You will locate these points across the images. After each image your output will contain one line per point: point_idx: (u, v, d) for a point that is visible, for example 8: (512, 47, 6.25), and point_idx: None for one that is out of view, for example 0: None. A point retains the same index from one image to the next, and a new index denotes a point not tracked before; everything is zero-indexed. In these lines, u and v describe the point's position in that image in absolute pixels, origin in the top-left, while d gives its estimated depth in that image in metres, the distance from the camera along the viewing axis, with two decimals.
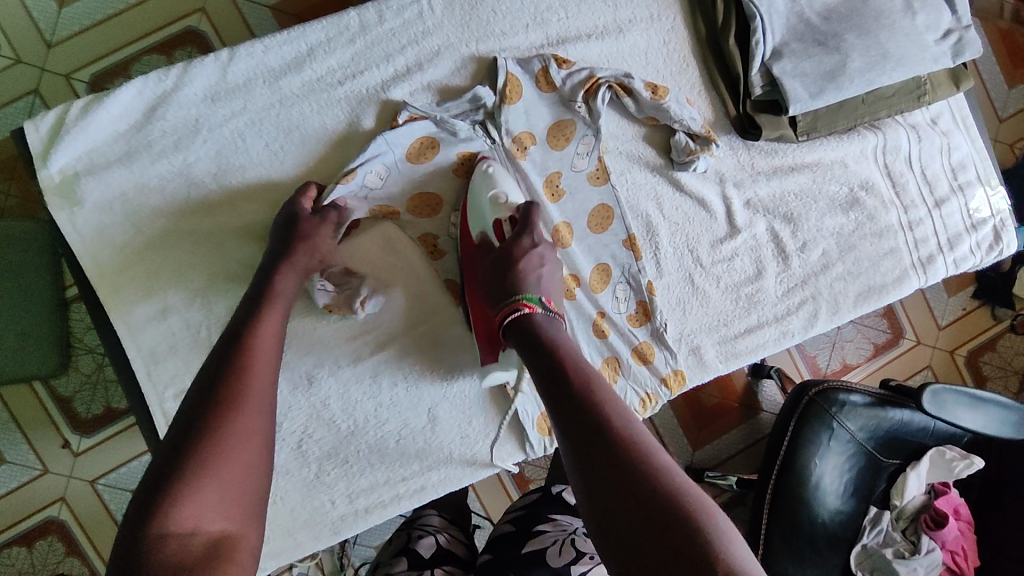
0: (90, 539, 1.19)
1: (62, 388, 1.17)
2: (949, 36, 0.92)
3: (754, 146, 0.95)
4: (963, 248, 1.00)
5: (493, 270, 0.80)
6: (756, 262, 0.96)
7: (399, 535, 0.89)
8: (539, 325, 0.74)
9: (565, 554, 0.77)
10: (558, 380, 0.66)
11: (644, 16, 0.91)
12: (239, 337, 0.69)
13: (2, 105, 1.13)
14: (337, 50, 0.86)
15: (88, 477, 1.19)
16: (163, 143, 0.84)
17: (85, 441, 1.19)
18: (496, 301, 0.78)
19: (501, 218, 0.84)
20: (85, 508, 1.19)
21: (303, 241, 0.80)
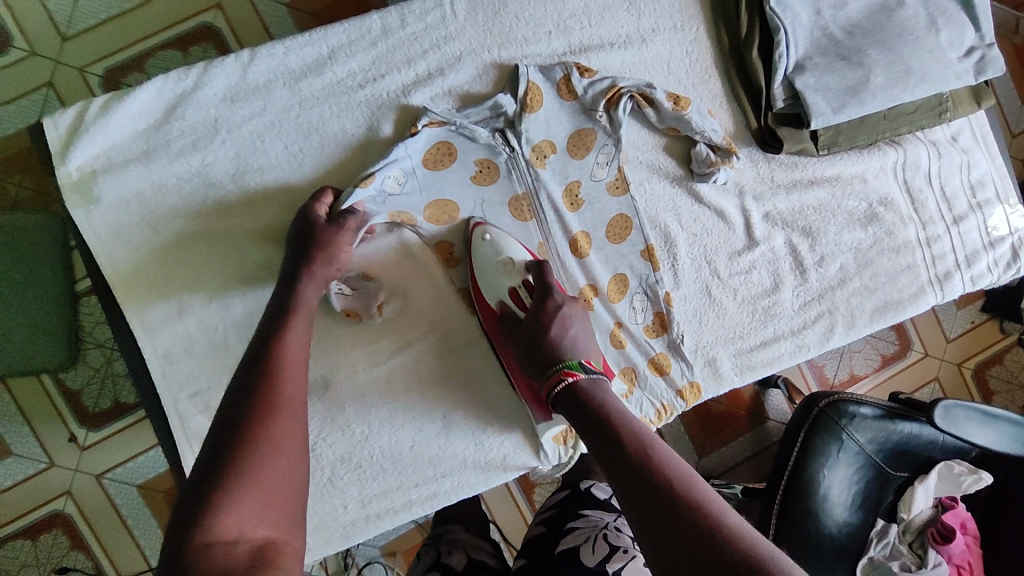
0: (97, 534, 1.20)
1: (71, 381, 1.17)
2: (972, 54, 0.91)
3: (775, 158, 0.95)
4: (980, 266, 1.00)
5: (530, 342, 0.80)
6: (773, 275, 0.96)
7: (427, 552, 0.88)
8: (587, 391, 0.73)
9: (599, 551, 0.75)
10: (612, 442, 0.64)
11: (666, 26, 0.91)
12: (267, 342, 0.70)
13: (17, 99, 1.13)
14: (359, 54, 0.86)
15: (94, 472, 1.19)
16: (182, 143, 0.83)
17: (92, 435, 1.19)
18: (537, 375, 0.78)
19: (515, 285, 0.86)
20: (92, 502, 1.19)
21: (318, 246, 0.79)
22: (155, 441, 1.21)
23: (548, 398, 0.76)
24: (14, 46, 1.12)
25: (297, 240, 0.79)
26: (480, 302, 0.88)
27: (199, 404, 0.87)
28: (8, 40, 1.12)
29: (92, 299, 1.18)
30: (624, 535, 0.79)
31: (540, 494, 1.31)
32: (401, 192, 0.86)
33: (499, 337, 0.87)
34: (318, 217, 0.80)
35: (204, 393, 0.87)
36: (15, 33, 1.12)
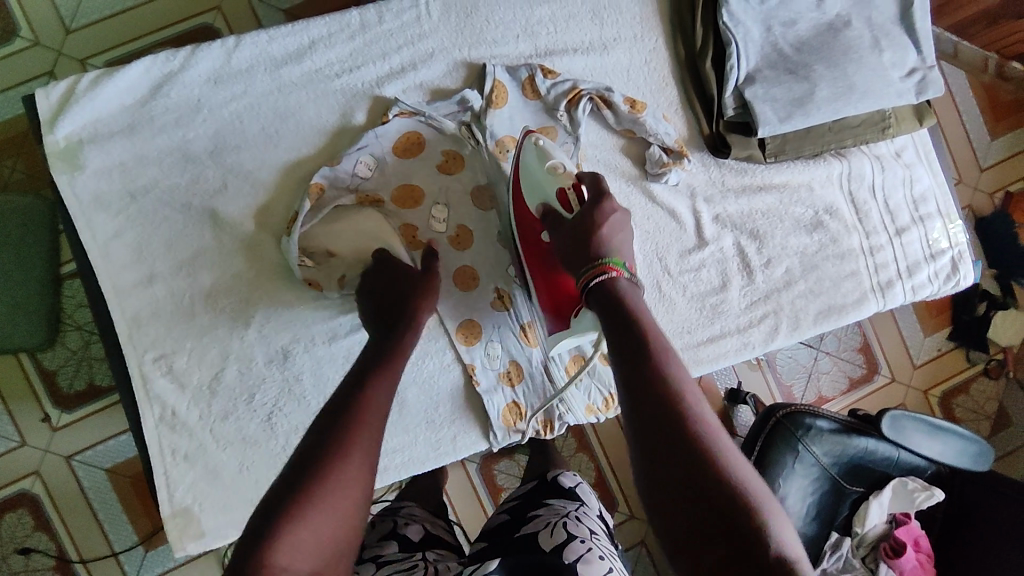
0: (61, 515, 1.21)
1: (48, 361, 1.20)
2: (914, 74, 0.97)
3: (725, 164, 1.01)
4: (922, 276, 1.05)
5: (574, 242, 0.78)
6: (721, 274, 1.00)
7: (382, 521, 0.88)
8: (620, 294, 0.72)
9: (557, 535, 0.74)
10: (636, 355, 0.64)
11: (628, 36, 0.97)
12: (368, 374, 0.68)
13: (19, 86, 1.19)
14: (337, 45, 0.91)
15: (63, 453, 1.22)
16: (165, 119, 0.88)
17: (65, 416, 1.22)
18: (577, 265, 0.77)
19: (565, 187, 0.82)
20: (59, 482, 1.21)
21: (423, 293, 0.83)
22: (127, 426, 1.24)
23: (582, 287, 0.76)
24: (18, 36, 1.18)
25: (371, 296, 0.83)
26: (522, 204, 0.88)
27: (162, 366, 0.90)
28: (13, 28, 1.18)
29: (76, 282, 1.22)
30: (586, 525, 0.77)
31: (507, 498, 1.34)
32: (370, 178, 0.92)
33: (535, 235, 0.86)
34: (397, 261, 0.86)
35: (168, 356, 0.90)
36: (20, 23, 1.18)
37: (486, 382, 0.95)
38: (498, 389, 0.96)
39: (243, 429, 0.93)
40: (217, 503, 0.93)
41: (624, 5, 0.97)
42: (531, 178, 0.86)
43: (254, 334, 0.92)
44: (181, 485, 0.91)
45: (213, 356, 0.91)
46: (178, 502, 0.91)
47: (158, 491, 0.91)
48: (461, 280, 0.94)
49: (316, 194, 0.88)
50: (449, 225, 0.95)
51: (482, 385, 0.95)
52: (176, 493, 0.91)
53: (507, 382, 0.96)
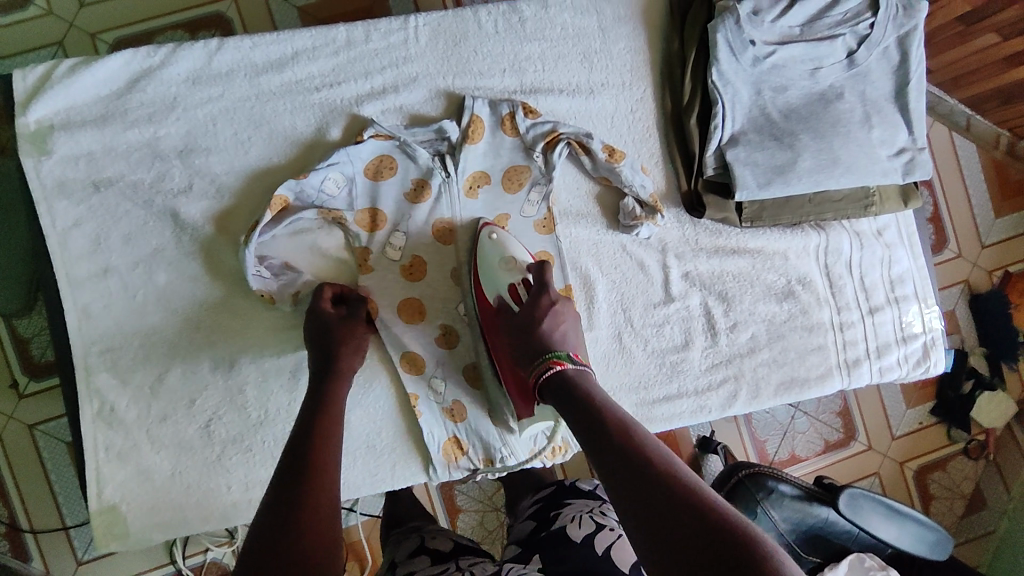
0: (17, 484, 1.18)
1: (23, 328, 1.16)
2: (902, 154, 0.96)
3: (699, 223, 0.99)
4: (890, 358, 1.02)
5: (518, 331, 0.80)
6: (685, 332, 0.98)
7: (409, 538, 0.89)
8: (573, 380, 0.72)
9: (584, 527, 0.79)
10: (602, 437, 0.62)
11: (615, 83, 0.96)
12: (305, 437, 0.66)
13: (27, 53, 1.15)
14: (320, 59, 0.91)
15: (27, 421, 1.18)
16: (139, 113, 0.88)
17: (34, 384, 1.19)
18: (527, 362, 0.77)
19: (514, 282, 0.86)
20: (17, 450, 1.18)
21: (355, 349, 0.82)
22: None
23: (535, 382, 0.75)
24: (32, 3, 1.15)
25: (319, 341, 0.81)
26: (479, 298, 0.90)
27: (107, 361, 0.88)
28: None
29: None
30: (610, 517, 0.83)
31: (463, 520, 1.32)
32: (338, 195, 0.90)
33: (494, 332, 0.87)
34: (328, 313, 0.83)
35: (114, 351, 0.89)
36: None
37: (428, 414, 0.94)
38: (439, 423, 0.94)
39: (181, 431, 0.90)
40: (143, 504, 0.90)
41: (616, 51, 0.96)
42: (489, 272, 0.88)
43: (202, 339, 0.90)
44: (112, 482, 0.89)
45: (159, 357, 0.90)
46: (106, 499, 0.89)
47: (87, 486, 0.88)
48: (405, 313, 0.93)
49: (278, 207, 0.86)
50: (404, 254, 0.93)
51: (424, 415, 0.94)
52: (105, 489, 0.89)
53: (450, 418, 0.95)
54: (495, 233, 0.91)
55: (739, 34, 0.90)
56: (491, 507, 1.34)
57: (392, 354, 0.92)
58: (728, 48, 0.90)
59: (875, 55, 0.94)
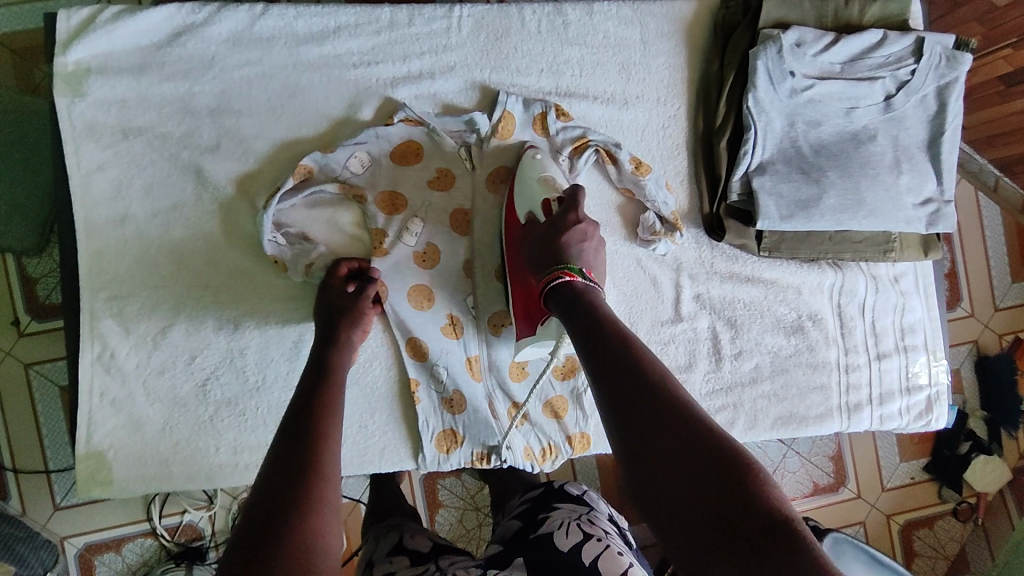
0: (5, 421, 1.18)
1: (32, 268, 1.18)
2: (928, 204, 0.95)
3: (717, 246, 0.98)
4: (892, 407, 1.01)
5: (537, 242, 0.77)
6: (689, 354, 0.98)
7: (388, 537, 0.86)
8: (581, 293, 0.68)
9: (572, 536, 0.72)
10: (600, 339, 0.59)
11: (650, 97, 0.96)
12: (306, 401, 0.66)
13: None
14: (361, 36, 0.91)
15: (24, 360, 1.19)
16: (176, 68, 0.88)
17: (35, 324, 1.20)
18: (539, 268, 0.73)
19: (550, 198, 0.83)
20: (11, 388, 1.19)
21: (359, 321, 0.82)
22: None
23: (543, 290, 0.71)
24: None
25: (326, 313, 0.83)
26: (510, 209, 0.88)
27: (112, 308, 0.89)
28: None
29: None
30: (600, 526, 0.74)
31: (442, 515, 1.32)
32: (361, 174, 0.91)
33: (514, 240, 0.85)
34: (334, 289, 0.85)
35: (120, 299, 0.89)
36: None
37: (426, 401, 0.94)
38: (436, 412, 0.94)
39: (176, 386, 0.90)
40: (130, 453, 0.90)
41: (655, 65, 0.96)
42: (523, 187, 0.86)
43: (210, 298, 0.91)
44: (103, 428, 0.89)
45: (165, 310, 0.90)
46: (95, 444, 0.89)
47: (78, 429, 0.88)
48: (413, 300, 0.92)
49: (302, 175, 0.88)
50: (417, 241, 0.93)
51: (422, 402, 0.94)
52: (96, 434, 0.89)
53: (448, 409, 0.94)
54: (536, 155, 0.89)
55: (779, 63, 0.89)
56: (472, 507, 1.33)
57: (396, 336, 0.93)
58: (766, 75, 0.90)
59: (912, 101, 0.93)
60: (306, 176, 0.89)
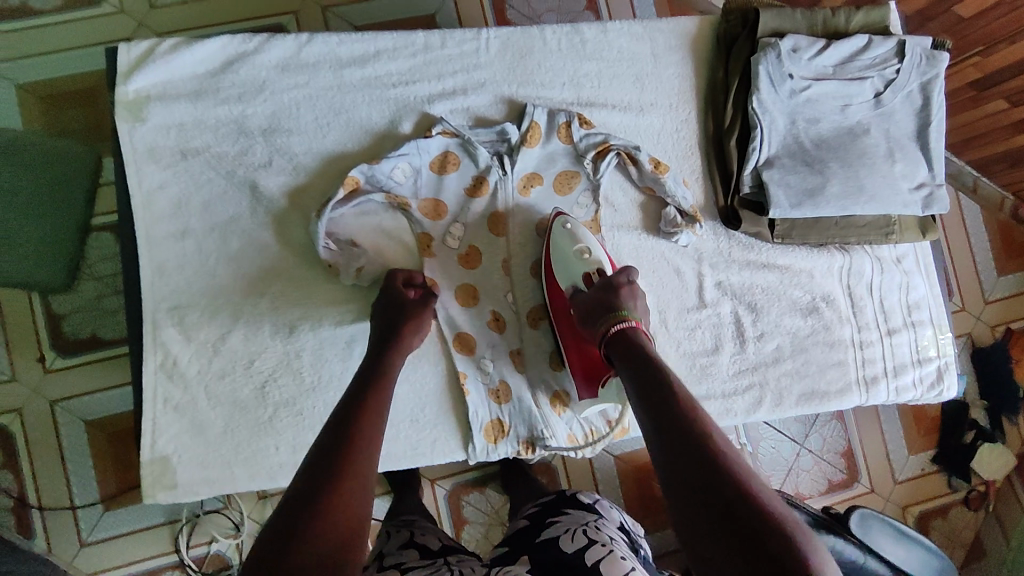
0: (32, 458, 1.21)
1: (60, 305, 1.23)
2: (922, 189, 1.03)
3: (735, 236, 1.06)
4: (906, 378, 1.08)
5: (591, 300, 0.86)
6: (715, 338, 1.05)
7: (399, 532, 0.89)
8: (635, 343, 0.77)
9: (576, 541, 0.76)
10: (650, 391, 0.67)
11: (663, 103, 1.05)
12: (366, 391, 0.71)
13: (95, 46, 1.27)
14: (399, 59, 1.00)
15: (50, 397, 1.23)
16: (230, 92, 0.96)
17: (60, 361, 1.24)
18: (598, 319, 0.83)
19: (590, 271, 0.93)
20: (40, 425, 1.22)
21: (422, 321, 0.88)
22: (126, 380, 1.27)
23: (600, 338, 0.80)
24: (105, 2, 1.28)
25: (385, 312, 0.88)
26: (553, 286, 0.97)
27: (174, 318, 0.94)
28: None
29: (102, 235, 1.26)
30: (605, 532, 0.78)
31: (468, 532, 1.35)
32: (404, 184, 0.98)
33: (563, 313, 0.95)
34: (396, 291, 0.91)
35: (181, 309, 0.94)
36: None
37: (475, 394, 0.99)
38: (484, 404, 1.00)
39: (236, 390, 0.95)
40: (194, 457, 0.94)
41: (666, 75, 1.05)
42: (560, 257, 0.96)
43: (266, 304, 0.96)
44: (167, 433, 0.93)
45: (224, 318, 0.95)
46: (159, 450, 0.93)
47: (143, 436, 0.92)
48: (461, 297, 1.00)
49: (351, 187, 0.94)
50: (461, 243, 1.01)
51: (471, 394, 0.99)
52: (160, 439, 0.93)
53: (495, 399, 1.00)
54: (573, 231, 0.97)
55: (779, 67, 0.99)
56: (498, 521, 1.36)
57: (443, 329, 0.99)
58: (768, 79, 0.99)
59: (900, 97, 1.03)
60: (353, 189, 0.95)
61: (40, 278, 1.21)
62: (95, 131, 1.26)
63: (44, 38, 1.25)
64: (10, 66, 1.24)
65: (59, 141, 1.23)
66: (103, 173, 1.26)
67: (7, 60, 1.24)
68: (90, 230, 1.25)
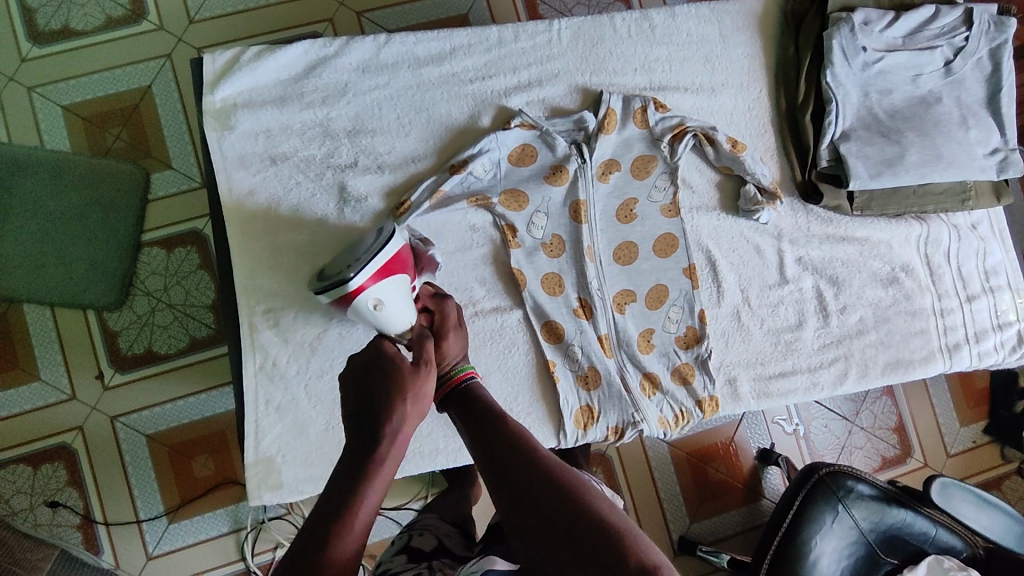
0: (95, 475, 1.23)
1: (114, 321, 1.24)
2: (996, 154, 1.04)
3: (813, 210, 1.07)
4: (988, 344, 1.08)
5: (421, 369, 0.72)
6: (798, 313, 1.06)
7: (397, 537, 0.84)
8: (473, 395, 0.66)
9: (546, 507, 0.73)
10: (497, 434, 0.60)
11: (734, 84, 1.06)
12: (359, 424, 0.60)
13: (136, 63, 1.28)
14: (475, 55, 1.01)
15: (110, 413, 1.24)
16: (314, 96, 0.97)
17: (119, 376, 1.25)
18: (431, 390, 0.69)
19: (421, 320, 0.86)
20: (102, 441, 1.24)
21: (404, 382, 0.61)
22: (187, 391, 1.26)
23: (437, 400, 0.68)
24: (147, 19, 1.28)
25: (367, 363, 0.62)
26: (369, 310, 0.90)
27: (271, 320, 0.95)
28: (143, 12, 1.28)
29: (153, 250, 1.26)
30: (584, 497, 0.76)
31: None
32: (484, 178, 0.99)
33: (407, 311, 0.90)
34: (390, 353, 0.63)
35: (276, 311, 0.95)
36: (149, 9, 1.28)
37: (564, 380, 1.00)
38: (574, 391, 1.00)
39: (336, 388, 0.96)
40: (297, 456, 0.95)
41: (735, 56, 1.06)
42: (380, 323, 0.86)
43: None
44: (270, 434, 0.94)
45: (319, 317, 0.96)
46: (263, 451, 0.94)
47: (247, 438, 0.94)
48: (548, 285, 1.01)
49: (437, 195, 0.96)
50: (545, 232, 1.02)
51: (561, 381, 1.00)
52: (263, 441, 0.94)
53: (584, 386, 1.01)
54: (377, 304, 0.83)
55: (853, 40, 1.00)
56: None
57: (526, 308, 1.01)
58: (841, 53, 1.00)
59: (969, 65, 1.04)
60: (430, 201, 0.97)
61: (94, 294, 1.23)
62: (144, 148, 1.27)
63: (88, 59, 1.27)
64: (54, 89, 1.25)
65: (110, 161, 1.25)
66: (151, 190, 1.27)
67: (59, 81, 1.26)
68: (142, 245, 1.26)
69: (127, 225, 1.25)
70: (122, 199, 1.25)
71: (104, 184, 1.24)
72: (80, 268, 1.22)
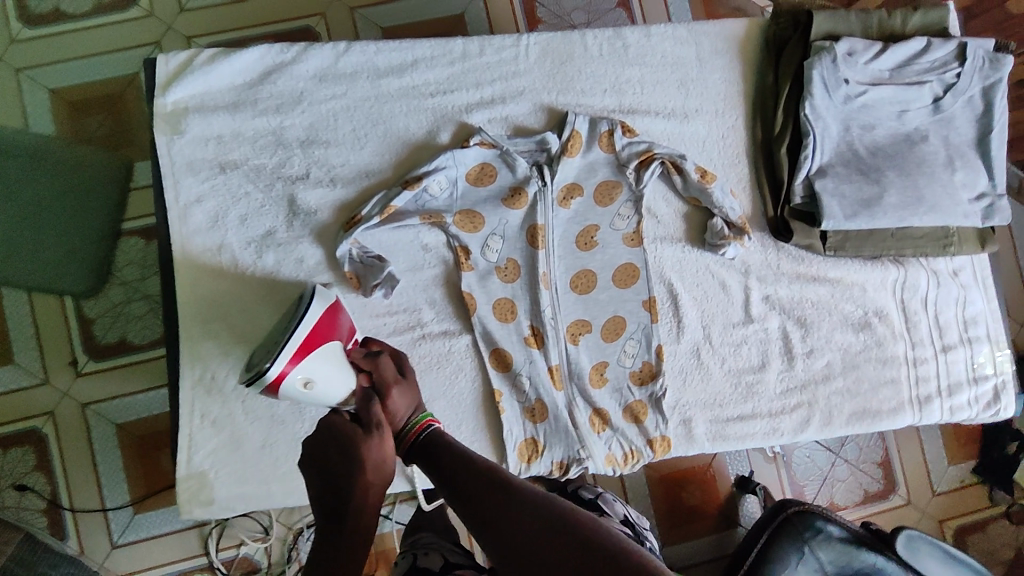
0: (64, 460, 1.20)
1: (89, 308, 1.20)
2: (982, 199, 0.98)
3: (784, 247, 1.02)
4: (961, 397, 1.03)
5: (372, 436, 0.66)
6: (762, 354, 1.02)
7: (401, 558, 0.83)
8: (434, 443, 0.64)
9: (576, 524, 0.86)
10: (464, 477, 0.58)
11: (709, 109, 1.01)
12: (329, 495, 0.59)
13: (129, 50, 1.25)
14: (437, 68, 0.97)
15: (81, 400, 1.21)
16: (268, 103, 0.94)
17: (91, 364, 1.22)
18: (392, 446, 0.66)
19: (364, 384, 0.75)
20: (71, 427, 1.21)
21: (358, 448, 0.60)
22: (149, 386, 1.23)
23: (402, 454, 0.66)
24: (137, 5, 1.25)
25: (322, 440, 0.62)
26: None
27: (211, 332, 0.92)
28: None
29: (133, 240, 1.22)
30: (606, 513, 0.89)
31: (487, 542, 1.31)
32: (439, 197, 0.95)
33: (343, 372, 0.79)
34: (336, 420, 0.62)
35: (215, 323, 0.93)
36: None
37: (510, 411, 0.97)
38: (519, 422, 0.97)
39: (273, 405, 0.94)
40: (229, 473, 0.92)
41: (712, 80, 1.01)
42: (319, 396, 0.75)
43: None
44: (203, 449, 0.92)
45: (260, 332, 0.94)
46: (195, 466, 0.92)
47: (179, 452, 0.91)
48: (500, 312, 0.97)
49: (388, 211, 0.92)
50: (500, 256, 0.98)
51: (507, 412, 0.96)
52: (196, 456, 0.92)
53: (530, 418, 0.97)
54: (306, 382, 0.71)
55: (834, 71, 0.95)
56: None
57: (473, 332, 0.97)
58: (822, 84, 0.95)
59: (959, 103, 0.98)
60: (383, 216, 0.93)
61: (69, 280, 1.19)
62: (126, 136, 1.23)
63: (72, 44, 1.23)
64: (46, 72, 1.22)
65: (91, 148, 1.21)
66: (134, 177, 1.23)
67: (45, 65, 1.22)
68: (121, 233, 1.22)
69: (109, 210, 1.21)
70: (102, 185, 1.21)
71: (85, 170, 1.20)
72: (55, 252, 1.18)
